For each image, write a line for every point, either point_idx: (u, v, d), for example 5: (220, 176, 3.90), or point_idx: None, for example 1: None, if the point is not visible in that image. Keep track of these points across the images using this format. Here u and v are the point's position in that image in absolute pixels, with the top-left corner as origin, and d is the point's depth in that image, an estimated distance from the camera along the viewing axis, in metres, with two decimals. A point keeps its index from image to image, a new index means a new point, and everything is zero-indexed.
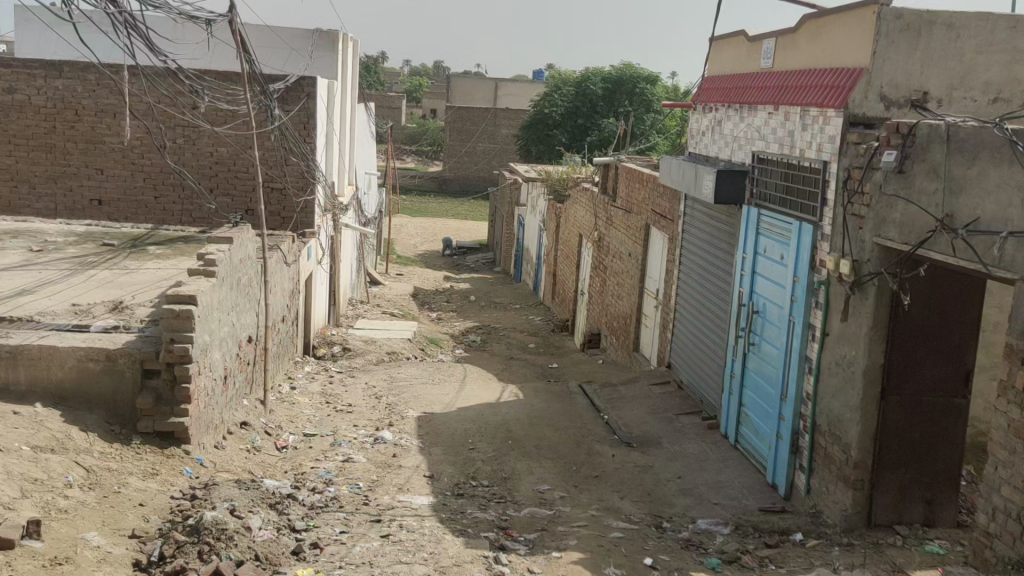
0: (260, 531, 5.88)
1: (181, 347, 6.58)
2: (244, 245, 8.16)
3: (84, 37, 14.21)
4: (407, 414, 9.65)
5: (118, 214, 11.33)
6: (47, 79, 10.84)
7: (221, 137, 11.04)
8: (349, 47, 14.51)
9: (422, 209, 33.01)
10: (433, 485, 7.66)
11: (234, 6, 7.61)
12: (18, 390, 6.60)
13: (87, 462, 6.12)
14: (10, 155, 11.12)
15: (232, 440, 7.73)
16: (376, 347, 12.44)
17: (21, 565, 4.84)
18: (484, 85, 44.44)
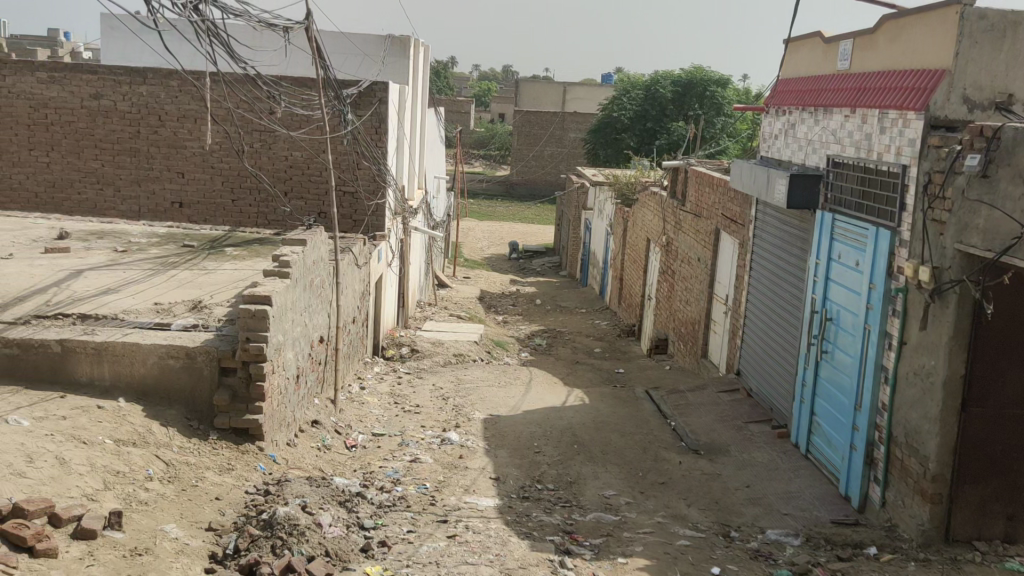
0: (331, 528, 6.00)
1: (256, 346, 6.76)
2: (317, 247, 8.34)
3: (168, 45, 14.76)
4: (473, 416, 9.72)
5: (197, 216, 11.69)
6: (132, 86, 11.26)
7: (296, 142, 11.32)
8: (420, 53, 14.72)
9: (490, 213, 33.18)
10: (499, 487, 7.70)
11: (311, 14, 7.79)
12: (102, 386, 6.84)
13: (167, 456, 6.34)
14: (97, 159, 11.54)
15: (304, 438, 7.90)
16: (444, 349, 12.55)
17: (103, 555, 5.03)
18: (552, 89, 44.45)
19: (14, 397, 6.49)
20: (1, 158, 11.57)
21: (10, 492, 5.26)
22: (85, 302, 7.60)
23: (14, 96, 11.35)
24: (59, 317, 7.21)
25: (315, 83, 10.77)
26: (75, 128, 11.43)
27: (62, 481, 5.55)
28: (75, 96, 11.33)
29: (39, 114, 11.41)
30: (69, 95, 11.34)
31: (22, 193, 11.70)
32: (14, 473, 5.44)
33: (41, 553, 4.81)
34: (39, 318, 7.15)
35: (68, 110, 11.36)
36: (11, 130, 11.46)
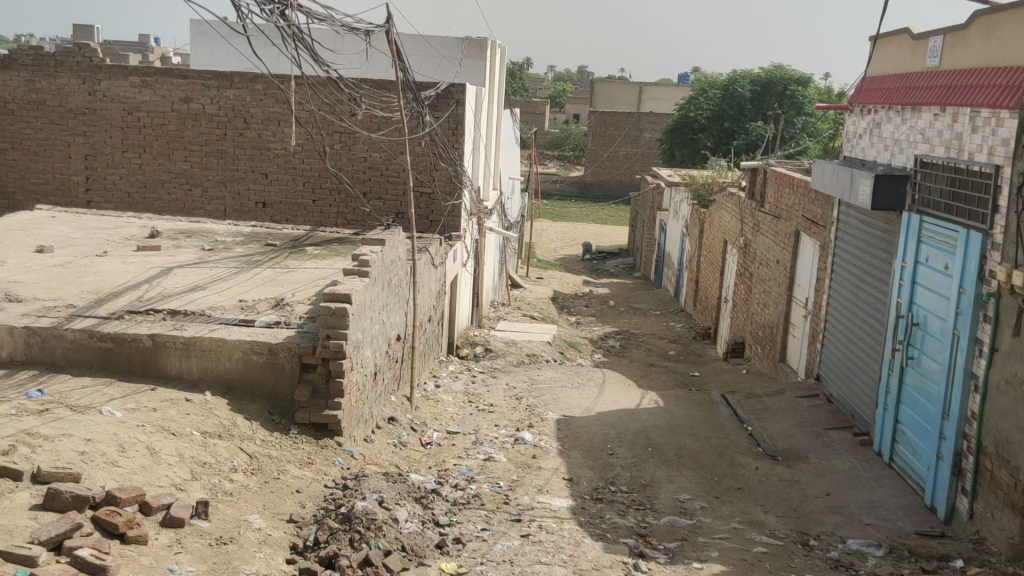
0: (407, 523, 6.09)
1: (335, 343, 6.90)
2: (395, 246, 8.48)
3: (256, 49, 15.20)
4: (547, 416, 9.74)
5: (280, 216, 12.03)
6: (220, 89, 11.63)
7: (375, 143, 11.54)
8: (497, 54, 14.83)
9: (564, 214, 33.15)
10: (572, 488, 7.70)
11: (392, 17, 7.92)
12: (190, 379, 7.09)
13: (250, 449, 6.53)
14: (186, 160, 11.94)
15: (381, 434, 8.03)
16: (517, 349, 12.61)
17: (191, 543, 5.22)
18: (628, 89, 44.15)
19: (108, 389, 6.76)
20: (97, 159, 12.05)
21: (104, 480, 5.50)
22: (175, 298, 7.88)
23: (109, 99, 11.81)
24: (150, 312, 7.50)
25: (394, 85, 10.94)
26: (166, 130, 11.85)
27: (152, 471, 5.78)
28: (165, 100, 11.74)
29: (132, 118, 11.86)
30: (160, 99, 11.75)
31: (116, 193, 12.17)
32: (109, 462, 5.69)
33: (133, 539, 5.01)
34: (133, 313, 7.44)
35: (159, 113, 11.78)
36: (106, 132, 11.92)
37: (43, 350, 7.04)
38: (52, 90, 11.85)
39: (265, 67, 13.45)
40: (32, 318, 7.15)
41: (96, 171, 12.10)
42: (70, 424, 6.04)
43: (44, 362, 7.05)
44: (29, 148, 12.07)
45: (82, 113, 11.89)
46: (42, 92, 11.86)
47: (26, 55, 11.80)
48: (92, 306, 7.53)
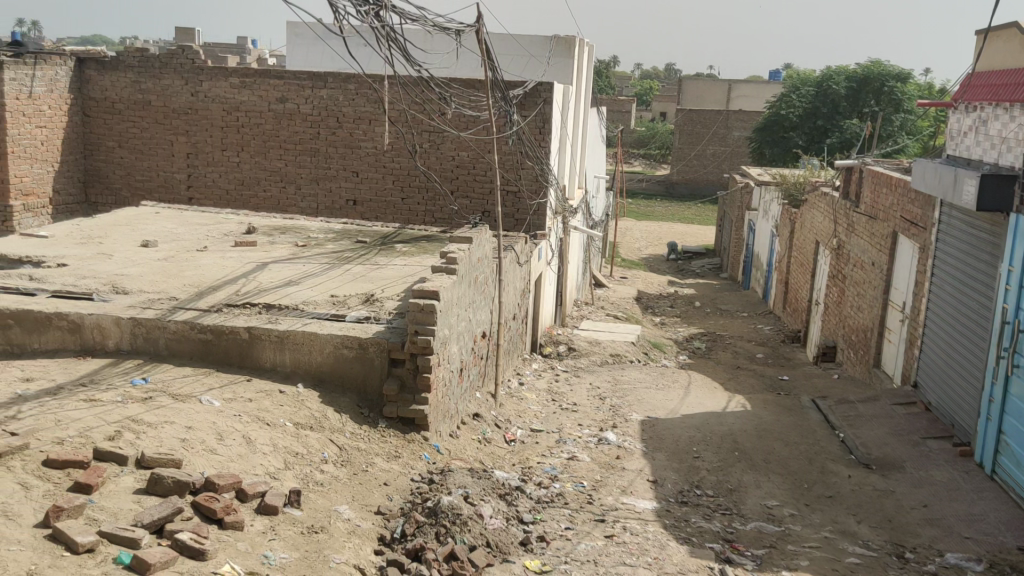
0: (491, 519, 6.14)
1: (423, 339, 6.99)
2: (482, 244, 8.55)
3: (352, 49, 15.53)
4: (631, 417, 9.67)
5: (370, 214, 12.27)
6: (314, 89, 11.94)
7: (463, 141, 11.65)
8: (585, 52, 14.81)
9: (649, 213, 32.80)
10: (657, 491, 7.61)
11: (483, 16, 7.99)
12: (283, 371, 7.30)
13: (340, 441, 6.67)
14: (280, 158, 12.29)
15: (466, 430, 8.11)
16: (601, 349, 12.56)
17: (284, 530, 5.37)
18: (716, 87, 43.41)
19: (207, 379, 7.02)
20: (198, 157, 12.50)
21: (203, 466, 5.71)
22: (271, 293, 8.12)
23: (210, 100, 12.25)
24: (247, 305, 7.74)
25: (483, 84, 11.02)
26: (263, 129, 12.22)
27: (248, 459, 5.97)
28: (263, 100, 12.11)
29: (231, 117, 12.26)
30: (258, 99, 12.13)
31: (215, 190, 12.59)
32: (207, 450, 5.90)
33: (230, 525, 5.18)
34: (231, 306, 7.70)
35: (256, 113, 12.15)
36: (207, 131, 12.36)
37: (147, 340, 7.33)
38: (157, 91, 12.35)
39: (359, 68, 13.78)
40: (137, 310, 7.47)
41: (197, 168, 12.54)
42: (171, 413, 6.30)
43: (148, 352, 7.35)
44: (135, 147, 12.60)
45: (184, 113, 12.35)
46: (148, 93, 12.37)
47: (134, 57, 12.33)
48: (192, 299, 7.82)
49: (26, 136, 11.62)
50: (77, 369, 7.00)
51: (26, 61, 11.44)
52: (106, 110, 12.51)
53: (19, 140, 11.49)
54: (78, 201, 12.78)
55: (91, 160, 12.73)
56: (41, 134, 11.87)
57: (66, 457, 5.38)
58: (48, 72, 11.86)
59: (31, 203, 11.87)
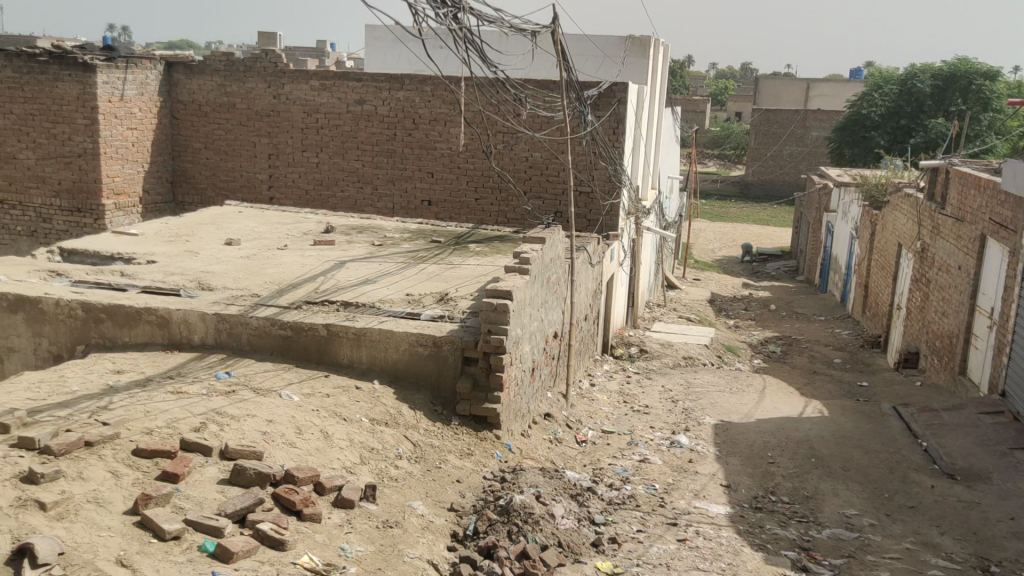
0: (563, 519, 6.16)
1: (497, 338, 7.03)
2: (555, 245, 8.58)
3: (431, 52, 15.72)
4: (704, 420, 9.55)
5: (444, 214, 12.41)
6: (391, 91, 12.13)
7: (536, 142, 11.70)
8: (660, 51, 14.68)
9: (723, 214, 32.35)
10: (731, 496, 7.50)
11: (558, 17, 8.01)
12: (360, 367, 7.45)
13: (414, 438, 6.76)
14: (358, 159, 12.52)
15: (537, 429, 8.13)
16: (673, 351, 12.44)
17: (360, 524, 5.48)
18: (795, 87, 42.59)
19: (287, 373, 7.22)
20: (279, 158, 12.83)
21: (283, 459, 5.86)
22: (348, 291, 8.29)
23: (291, 102, 12.56)
24: (326, 303, 7.92)
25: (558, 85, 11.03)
26: (341, 130, 12.47)
27: (326, 454, 6.11)
28: (341, 102, 12.36)
29: (311, 119, 12.56)
30: (336, 101, 12.39)
31: (295, 190, 12.90)
32: (287, 443, 6.06)
33: (308, 517, 5.31)
34: (310, 304, 7.89)
35: (335, 114, 12.41)
36: (287, 133, 12.68)
37: (230, 336, 7.56)
38: (241, 94, 12.72)
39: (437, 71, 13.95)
40: (222, 306, 7.71)
41: (279, 168, 12.87)
42: (253, 406, 6.49)
43: (231, 347, 7.57)
44: (220, 148, 13.00)
45: (267, 116, 12.69)
46: (233, 96, 12.75)
47: (220, 61, 12.71)
48: (273, 296, 8.04)
49: (118, 138, 12.09)
50: (164, 362, 7.26)
51: (119, 65, 11.91)
52: (193, 112, 12.93)
53: (111, 141, 11.96)
54: (166, 200, 13.25)
55: (178, 161, 13.19)
56: (132, 135, 12.34)
57: (155, 447, 5.59)
58: (139, 76, 12.31)
59: (122, 202, 12.36)
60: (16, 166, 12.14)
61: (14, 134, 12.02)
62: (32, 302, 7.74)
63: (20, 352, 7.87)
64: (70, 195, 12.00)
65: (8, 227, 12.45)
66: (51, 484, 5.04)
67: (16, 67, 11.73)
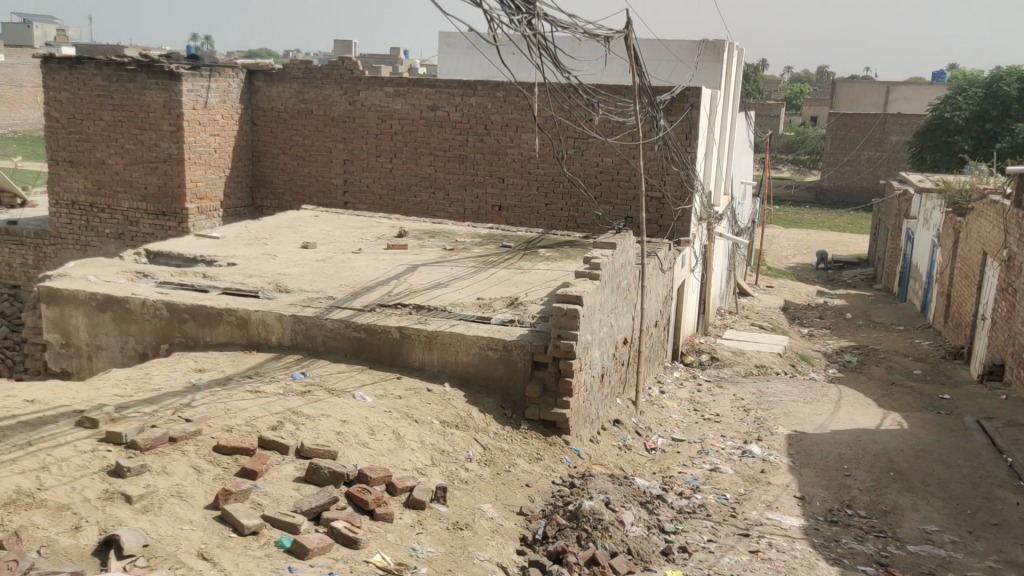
0: (632, 527, 6.14)
1: (566, 343, 7.03)
2: (626, 250, 8.54)
3: (507, 58, 15.80)
4: (776, 430, 9.37)
5: (515, 219, 12.47)
6: (464, 97, 12.28)
7: (608, 147, 11.68)
8: (733, 55, 14.50)
9: (798, 221, 31.69)
10: (805, 508, 7.35)
11: (632, 22, 7.99)
12: (431, 370, 7.53)
13: (484, 441, 6.80)
14: (431, 165, 12.68)
15: (606, 436, 8.09)
16: (744, 359, 12.24)
17: (430, 525, 5.53)
18: (874, 90, 41.44)
19: (360, 375, 7.35)
20: (354, 163, 13.07)
21: (356, 459, 5.97)
22: (421, 294, 8.39)
23: (366, 108, 12.79)
24: (398, 306, 8.04)
25: (631, 90, 10.99)
26: (415, 136, 12.65)
27: (398, 455, 6.20)
28: (415, 108, 12.54)
29: (385, 125, 12.77)
30: (410, 107, 12.57)
31: (369, 195, 13.13)
32: (360, 443, 6.18)
33: (380, 517, 5.40)
34: (384, 307, 8.02)
35: (409, 120, 12.60)
36: (362, 138, 12.92)
37: (306, 336, 7.73)
38: (318, 101, 13.01)
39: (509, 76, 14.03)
40: (298, 308, 7.90)
41: (353, 174, 13.11)
42: (328, 407, 6.63)
43: (306, 348, 7.75)
44: (298, 153, 13.31)
45: (343, 122, 12.95)
46: (310, 103, 13.05)
47: (298, 69, 13.04)
48: (348, 298, 8.19)
49: (201, 144, 12.49)
50: (243, 362, 7.47)
51: (203, 74, 12.31)
52: (273, 118, 13.29)
53: (195, 147, 12.36)
54: (246, 204, 13.61)
55: (258, 166, 13.55)
56: (214, 141, 12.72)
57: (235, 444, 5.75)
58: (221, 84, 12.70)
59: (204, 207, 12.75)
60: (105, 171, 12.62)
61: (104, 140, 12.50)
62: (120, 301, 8.04)
63: (108, 350, 8.18)
64: (156, 199, 12.43)
65: (97, 230, 12.94)
66: (137, 478, 5.23)
67: (106, 76, 12.20)
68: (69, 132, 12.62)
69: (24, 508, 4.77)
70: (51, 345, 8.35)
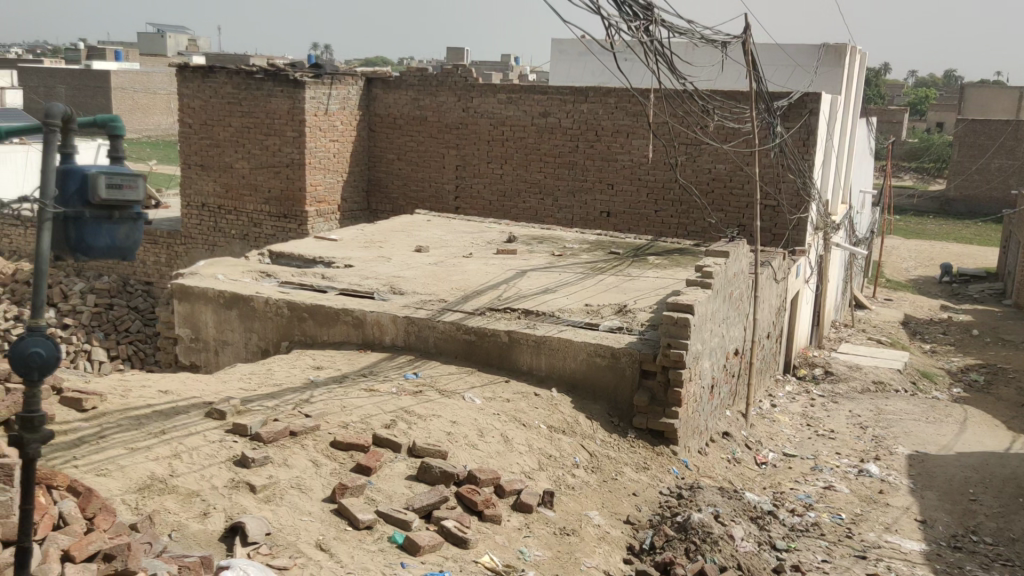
0: (742, 542, 6.01)
1: (676, 353, 6.93)
2: (739, 259, 8.37)
3: (621, 65, 15.73)
4: (896, 450, 9.00)
5: (623, 226, 12.39)
6: (576, 104, 12.32)
7: (721, 154, 11.50)
8: (856, 59, 14.02)
9: (920, 232, 30.29)
10: (926, 532, 7.03)
11: (749, 27, 7.85)
12: (538, 374, 7.57)
13: (591, 447, 6.77)
14: (540, 170, 12.76)
15: (715, 447, 7.95)
16: (861, 375, 11.80)
17: (538, 529, 5.55)
18: (1005, 93, 39.09)
19: (470, 377, 7.45)
20: (466, 169, 13.27)
21: (466, 460, 6.06)
22: (530, 299, 8.45)
23: (479, 115, 12.99)
24: (507, 310, 8.11)
25: (746, 96, 10.78)
26: (525, 142, 12.76)
27: (506, 457, 6.25)
28: (527, 114, 12.66)
29: (497, 132, 12.93)
30: (523, 114, 12.69)
31: (479, 200, 13.30)
32: (469, 445, 6.26)
33: (489, 518, 5.44)
34: (493, 311, 8.10)
35: (520, 127, 12.72)
36: (474, 144, 13.11)
37: (418, 338, 7.90)
38: (433, 108, 13.29)
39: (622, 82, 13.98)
40: (411, 309, 8.07)
41: (465, 179, 13.31)
42: (439, 407, 6.75)
43: (418, 349, 7.92)
44: (412, 159, 13.62)
45: (456, 128, 13.18)
46: (426, 109, 13.34)
47: (415, 76, 13.36)
48: (459, 302, 8.32)
49: (322, 149, 12.94)
50: (358, 361, 7.69)
51: (325, 81, 12.77)
52: (389, 125, 13.65)
53: (316, 153, 12.82)
54: (361, 208, 14.01)
55: (374, 172, 13.94)
56: (334, 147, 13.17)
57: (350, 440, 5.92)
58: (342, 91, 13.15)
59: (323, 210, 13.17)
60: (232, 175, 13.22)
61: (232, 145, 13.12)
62: (245, 299, 8.41)
63: (233, 346, 8.56)
64: (279, 202, 12.95)
65: (224, 230, 13.54)
66: (260, 469, 5.46)
67: (236, 84, 12.81)
68: (200, 138, 13.31)
69: (157, 493, 5.04)
70: (181, 339, 8.81)
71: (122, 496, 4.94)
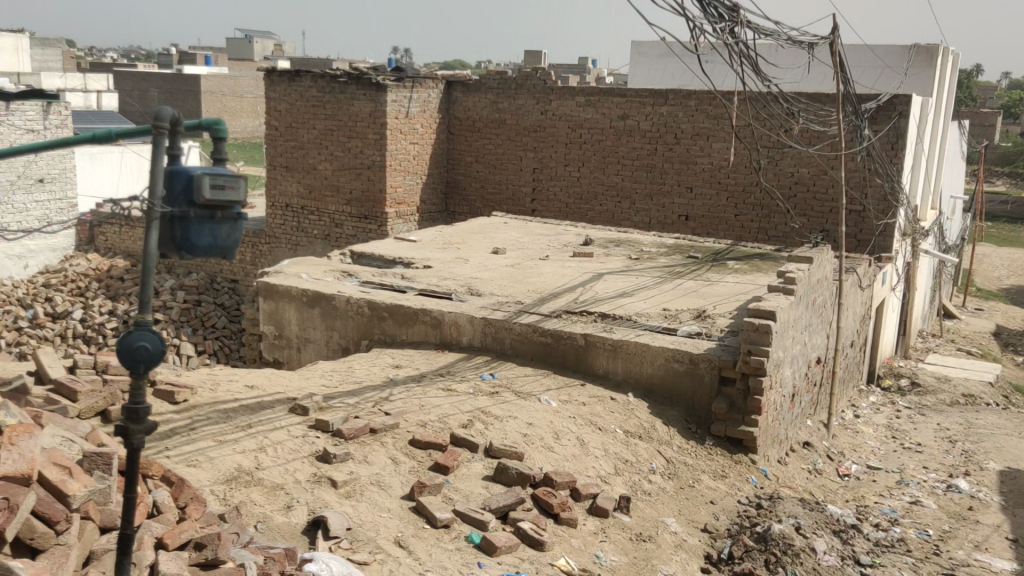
0: (825, 555, 5.86)
1: (757, 360, 6.79)
2: (823, 265, 8.17)
3: (703, 67, 15.57)
4: (987, 465, 8.64)
5: (702, 230, 12.23)
6: (655, 107, 12.22)
7: (805, 158, 11.27)
8: (948, 59, 13.55)
9: (1015, 239, 29.04)
10: (1019, 552, 6.73)
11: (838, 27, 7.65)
12: (615, 378, 7.52)
13: (668, 454, 6.69)
14: (618, 173, 12.70)
15: (795, 457, 7.77)
16: (949, 387, 11.38)
17: (614, 534, 5.52)
18: None
19: (546, 379, 7.46)
20: (544, 172, 13.29)
21: (542, 462, 6.06)
22: (607, 302, 8.41)
23: (558, 118, 13.00)
24: (584, 313, 8.09)
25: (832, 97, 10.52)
26: (603, 145, 12.71)
27: (582, 461, 6.23)
28: (605, 117, 12.62)
29: (575, 134, 12.92)
30: (601, 116, 12.66)
31: (556, 203, 13.30)
32: (546, 447, 6.26)
33: (565, 521, 5.42)
34: (570, 313, 8.09)
35: (598, 129, 12.69)
36: (552, 147, 13.13)
37: (495, 339, 7.95)
38: (512, 111, 13.36)
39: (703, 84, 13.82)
40: (489, 311, 8.12)
41: (543, 182, 13.33)
42: (516, 408, 6.78)
43: (495, 349, 7.97)
44: (490, 161, 13.70)
45: (535, 131, 13.23)
46: (504, 112, 13.42)
47: (494, 79, 13.44)
48: (536, 304, 8.34)
49: (402, 151, 13.13)
50: (436, 361, 7.77)
51: (406, 84, 12.95)
52: (468, 127, 13.77)
53: (397, 155, 13.01)
54: (440, 210, 14.17)
55: (453, 174, 14.09)
56: (414, 149, 13.34)
57: (429, 439, 5.99)
58: (422, 94, 13.34)
59: (402, 211, 13.36)
60: (315, 176, 13.52)
61: (315, 148, 13.42)
62: (327, 298, 8.58)
63: (314, 343, 8.75)
64: (360, 203, 13.18)
65: (307, 230, 13.86)
66: (341, 465, 5.56)
67: (320, 88, 13.10)
68: (286, 140, 13.65)
69: (243, 485, 5.18)
70: (266, 336, 9.04)
71: (211, 487, 5.09)
